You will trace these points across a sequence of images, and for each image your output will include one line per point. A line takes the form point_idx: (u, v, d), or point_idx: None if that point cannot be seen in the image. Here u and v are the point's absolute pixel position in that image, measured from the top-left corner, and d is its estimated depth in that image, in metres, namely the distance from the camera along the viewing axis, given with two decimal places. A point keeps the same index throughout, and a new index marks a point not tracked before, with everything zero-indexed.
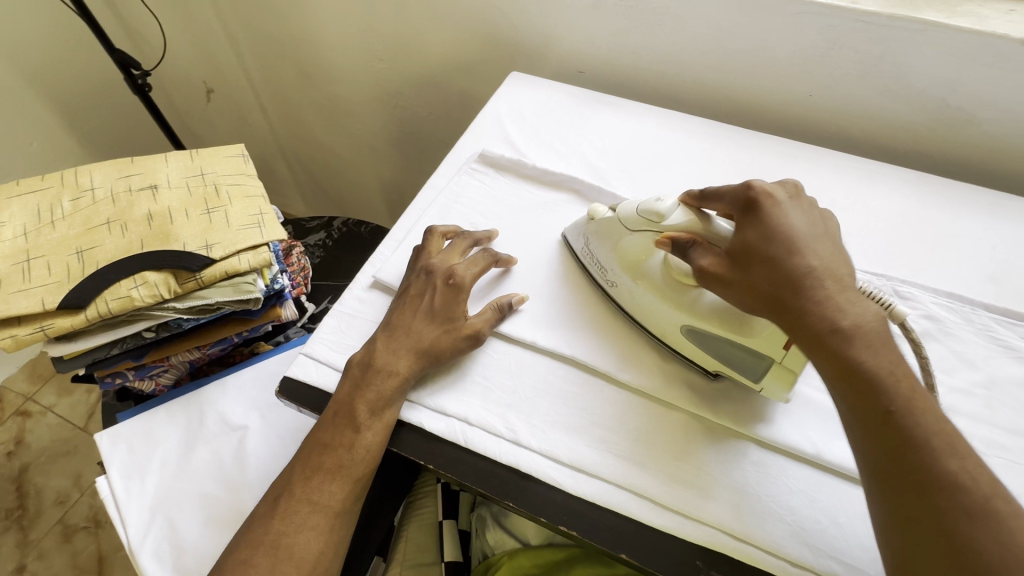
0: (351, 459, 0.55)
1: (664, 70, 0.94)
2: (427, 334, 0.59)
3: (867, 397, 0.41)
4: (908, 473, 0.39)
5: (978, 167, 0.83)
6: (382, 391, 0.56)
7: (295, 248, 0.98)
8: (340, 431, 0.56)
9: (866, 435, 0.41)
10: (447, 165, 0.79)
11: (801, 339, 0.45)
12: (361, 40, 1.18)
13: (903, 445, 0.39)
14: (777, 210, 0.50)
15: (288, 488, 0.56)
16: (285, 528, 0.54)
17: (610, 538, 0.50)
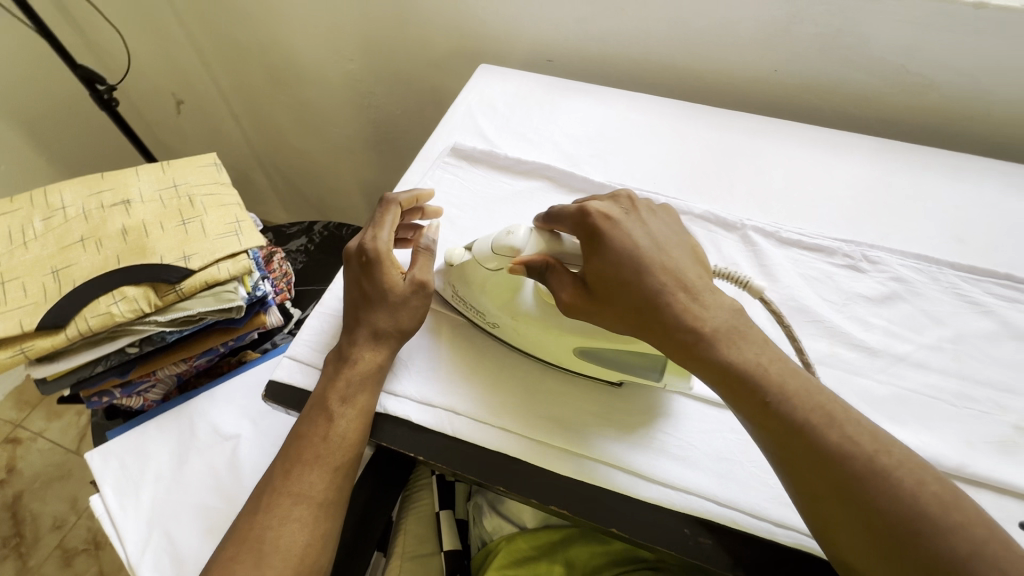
0: (330, 449, 0.51)
1: (632, 56, 0.91)
2: (385, 310, 0.56)
3: (748, 394, 0.42)
4: (807, 455, 0.39)
5: (945, 130, 0.82)
6: (352, 374, 0.53)
7: (276, 254, 0.97)
8: (316, 421, 0.52)
9: (760, 430, 0.42)
10: (419, 161, 0.77)
11: (671, 353, 0.46)
12: (328, 42, 1.16)
13: (799, 447, 0.40)
14: (620, 224, 0.49)
15: (267, 487, 0.51)
16: (268, 522, 0.49)
17: (601, 513, 0.48)
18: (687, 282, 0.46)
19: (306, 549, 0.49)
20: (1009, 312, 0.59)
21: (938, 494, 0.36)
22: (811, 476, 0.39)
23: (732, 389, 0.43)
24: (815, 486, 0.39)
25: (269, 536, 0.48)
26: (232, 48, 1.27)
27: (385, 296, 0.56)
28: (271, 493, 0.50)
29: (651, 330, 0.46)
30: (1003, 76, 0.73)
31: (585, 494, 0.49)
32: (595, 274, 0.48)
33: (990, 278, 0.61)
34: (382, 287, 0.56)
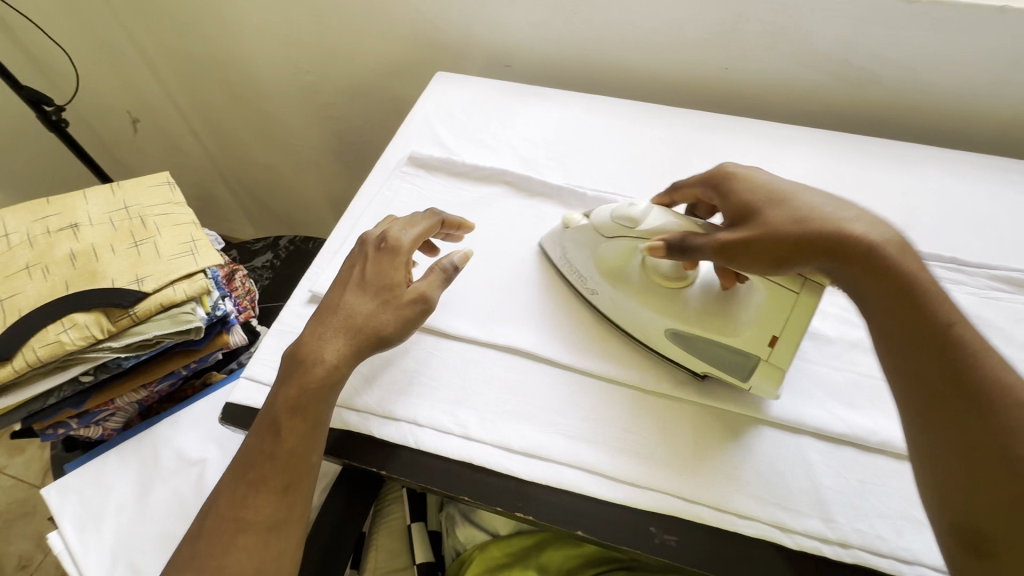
0: (278, 471, 0.49)
1: (587, 58, 0.92)
2: (355, 314, 0.53)
3: (914, 322, 0.41)
4: (960, 391, 0.38)
5: (890, 120, 0.84)
6: (302, 389, 0.50)
7: (237, 272, 0.95)
8: (264, 441, 0.50)
9: (904, 357, 0.41)
10: (377, 171, 0.77)
11: (871, 281, 0.43)
12: (284, 54, 1.14)
13: (959, 384, 0.38)
14: (750, 173, 0.53)
15: (211, 509, 0.49)
16: (213, 551, 0.47)
17: (566, 516, 0.48)
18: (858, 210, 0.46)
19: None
20: (954, 294, 0.61)
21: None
22: (959, 412, 0.37)
23: (908, 317, 0.41)
24: (950, 423, 0.38)
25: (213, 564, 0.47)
26: (187, 63, 1.25)
27: (372, 295, 0.53)
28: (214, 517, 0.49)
29: (815, 252, 0.45)
30: (940, 66, 0.76)
31: (549, 497, 0.50)
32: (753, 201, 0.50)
33: (937, 262, 0.63)
34: (374, 288, 0.54)
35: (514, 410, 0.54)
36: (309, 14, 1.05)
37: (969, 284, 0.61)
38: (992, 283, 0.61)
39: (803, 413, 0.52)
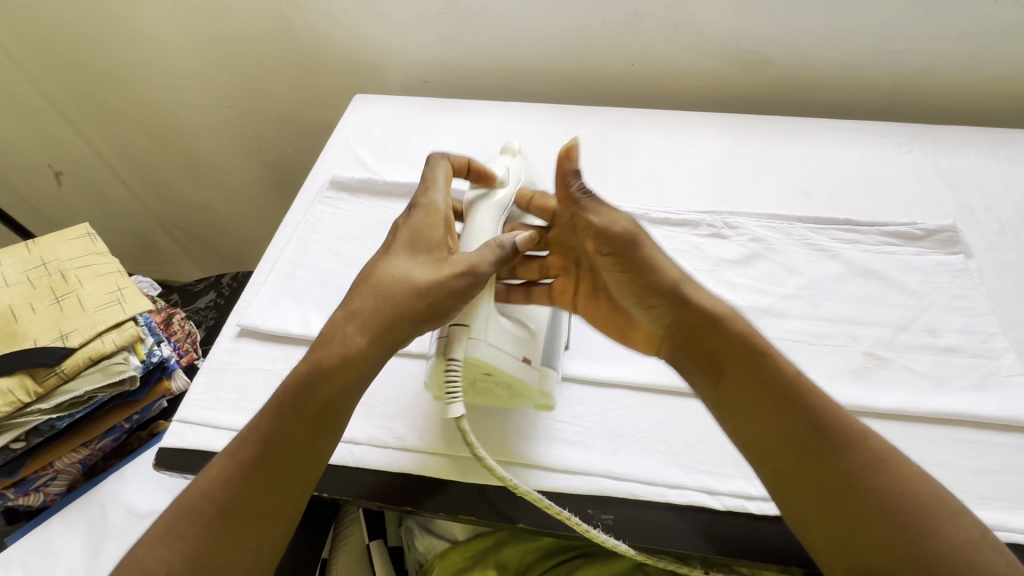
0: (286, 456, 0.44)
1: (500, 67, 0.95)
2: (396, 283, 0.49)
3: (779, 398, 0.45)
4: (819, 445, 0.43)
5: (787, 98, 0.90)
6: (331, 358, 0.46)
7: (175, 315, 0.93)
8: (278, 413, 0.45)
9: (782, 414, 0.45)
10: (301, 199, 0.77)
11: (736, 354, 0.48)
12: (204, 90, 1.14)
13: (790, 442, 0.44)
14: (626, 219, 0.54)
15: (194, 480, 0.43)
16: (185, 534, 0.41)
17: (507, 511, 0.50)
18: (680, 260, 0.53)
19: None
20: (851, 253, 0.65)
21: (942, 496, 0.39)
22: (824, 471, 0.42)
23: (733, 384, 0.47)
24: (818, 485, 0.42)
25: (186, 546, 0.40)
26: (104, 109, 1.22)
27: (424, 263, 0.50)
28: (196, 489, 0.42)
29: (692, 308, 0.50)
30: (823, 43, 0.82)
31: (489, 494, 0.51)
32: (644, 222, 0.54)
33: (833, 224, 0.68)
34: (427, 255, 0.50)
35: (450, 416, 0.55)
36: (225, 47, 1.05)
37: (863, 242, 0.66)
38: (884, 239, 0.66)
39: None
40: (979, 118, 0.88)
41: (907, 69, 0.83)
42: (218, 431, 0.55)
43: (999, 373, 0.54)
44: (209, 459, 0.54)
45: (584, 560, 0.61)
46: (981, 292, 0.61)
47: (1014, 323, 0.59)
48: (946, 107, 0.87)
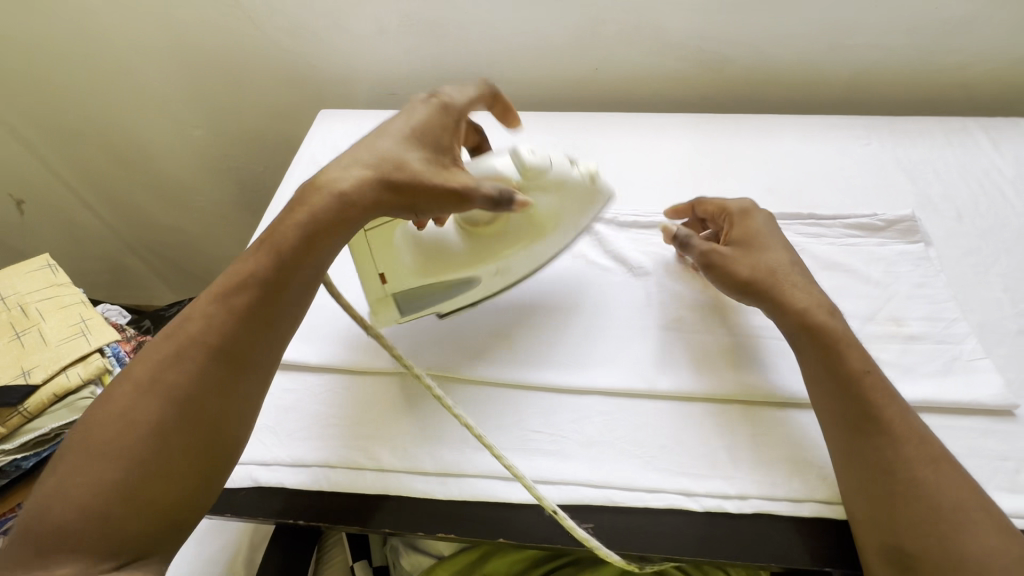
0: (269, 313, 0.46)
1: (466, 77, 0.95)
2: (398, 146, 0.51)
3: (860, 391, 0.47)
4: (890, 443, 0.44)
5: (750, 96, 0.91)
6: (317, 213, 0.48)
7: (146, 343, 0.92)
8: (264, 267, 0.47)
9: (852, 402, 0.47)
10: (268, 219, 0.76)
11: (819, 347, 0.50)
12: (167, 111, 1.12)
13: (863, 410, 0.46)
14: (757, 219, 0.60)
15: (188, 317, 0.45)
16: (166, 367, 0.43)
17: (486, 526, 0.50)
18: (790, 261, 0.56)
19: (194, 434, 0.42)
20: (816, 247, 0.66)
21: (985, 506, 0.41)
22: (891, 468, 0.43)
23: (818, 364, 0.49)
24: (880, 478, 0.44)
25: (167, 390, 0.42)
26: (62, 135, 1.19)
27: (420, 143, 0.52)
28: (181, 339, 0.44)
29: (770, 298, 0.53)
30: (782, 42, 0.83)
31: (468, 510, 0.51)
32: (743, 236, 0.59)
33: (798, 219, 0.69)
34: (424, 136, 0.52)
35: (425, 433, 0.54)
36: (187, 67, 1.04)
37: (828, 236, 0.67)
38: (847, 232, 0.67)
39: (692, 382, 0.56)
40: (934, 108, 0.90)
41: (863, 63, 0.85)
42: None
43: (963, 358, 0.56)
44: None
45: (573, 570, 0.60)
46: (941, 279, 0.62)
47: (973, 308, 0.61)
48: (901, 98, 0.89)
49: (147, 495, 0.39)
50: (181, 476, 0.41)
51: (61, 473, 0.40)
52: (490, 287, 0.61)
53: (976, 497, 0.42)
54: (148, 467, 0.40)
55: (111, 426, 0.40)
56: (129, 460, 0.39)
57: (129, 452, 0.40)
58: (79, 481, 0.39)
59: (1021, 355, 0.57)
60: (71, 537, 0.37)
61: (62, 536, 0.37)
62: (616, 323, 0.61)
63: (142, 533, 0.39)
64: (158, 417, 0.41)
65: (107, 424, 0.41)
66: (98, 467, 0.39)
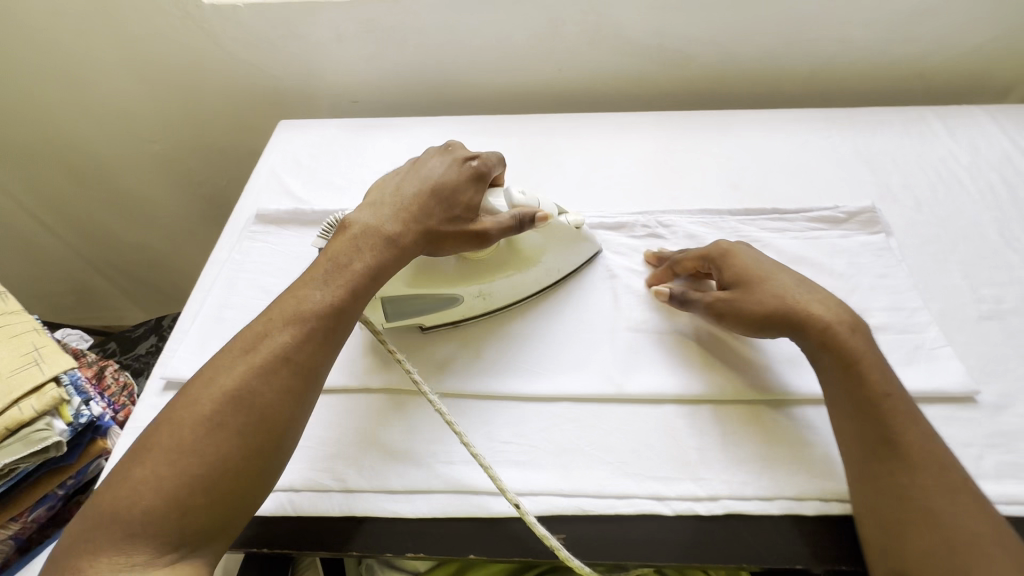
0: (340, 330, 0.48)
1: (429, 82, 0.93)
2: (450, 186, 0.56)
3: (878, 414, 0.46)
4: (910, 469, 0.43)
5: (712, 92, 0.91)
6: (379, 241, 0.51)
7: (108, 368, 0.89)
8: (342, 289, 0.48)
9: (870, 424, 0.46)
10: (227, 236, 0.74)
11: (839, 376, 0.48)
12: (123, 126, 1.08)
13: (885, 433, 0.45)
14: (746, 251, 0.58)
15: (270, 343, 0.44)
16: (257, 386, 0.43)
17: (457, 543, 0.48)
18: (795, 281, 0.54)
19: (272, 445, 0.42)
20: (780, 241, 0.66)
21: (1017, 555, 0.38)
22: (909, 495, 0.42)
23: (840, 387, 0.48)
24: (897, 502, 0.43)
25: (252, 395, 0.42)
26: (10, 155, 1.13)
27: (460, 184, 0.57)
28: (268, 355, 0.44)
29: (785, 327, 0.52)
30: (740, 38, 0.84)
31: (438, 528, 0.50)
32: (736, 276, 0.56)
33: (762, 214, 0.69)
34: (463, 178, 0.57)
35: (393, 450, 0.53)
36: (140, 80, 1.00)
37: (792, 230, 0.67)
38: (810, 225, 0.67)
39: (661, 385, 0.55)
40: (892, 98, 0.92)
41: (822, 57, 0.86)
42: None
43: (925, 347, 0.56)
44: None
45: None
46: (902, 269, 0.63)
47: (934, 296, 0.61)
48: (860, 90, 0.91)
49: (223, 499, 0.40)
50: (254, 485, 0.41)
51: (144, 464, 0.39)
52: (469, 310, 0.61)
53: (999, 534, 0.40)
54: (229, 471, 0.40)
55: (197, 425, 0.41)
56: (215, 462, 0.40)
57: (214, 454, 0.40)
58: (167, 474, 0.39)
59: (981, 340, 0.57)
60: (152, 525, 0.37)
61: (145, 525, 0.37)
62: (583, 326, 0.61)
63: (209, 533, 0.39)
64: (242, 422, 0.41)
65: (194, 421, 0.41)
66: (186, 463, 0.39)
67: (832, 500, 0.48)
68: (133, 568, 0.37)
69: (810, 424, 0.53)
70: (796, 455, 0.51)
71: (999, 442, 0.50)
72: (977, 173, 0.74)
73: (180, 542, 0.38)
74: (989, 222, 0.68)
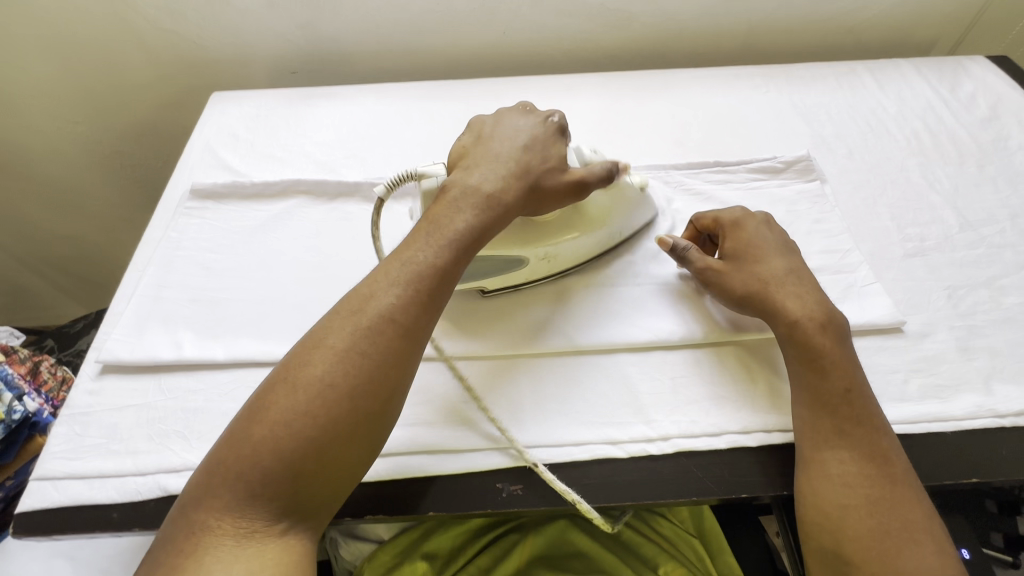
0: (444, 293, 0.46)
1: (369, 48, 0.90)
2: (540, 144, 0.53)
3: (839, 403, 0.47)
4: (863, 457, 0.45)
5: (655, 52, 0.92)
6: (481, 198, 0.49)
7: (44, 362, 0.84)
8: (440, 249, 0.46)
9: (827, 413, 0.47)
10: (161, 214, 0.71)
11: (806, 367, 0.49)
12: (38, 106, 0.99)
13: (839, 425, 0.46)
14: (751, 224, 0.57)
15: (377, 305, 0.43)
16: (366, 347, 0.41)
17: (417, 502, 0.49)
18: (786, 269, 0.53)
19: (379, 412, 0.41)
20: (723, 193, 0.68)
21: (938, 545, 0.42)
22: (856, 480, 0.44)
23: (800, 378, 0.49)
24: (843, 483, 0.44)
25: (362, 357, 0.41)
26: None
27: (549, 143, 0.54)
28: (372, 315, 0.42)
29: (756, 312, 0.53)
30: None
31: (397, 491, 0.49)
32: (735, 248, 0.56)
33: (706, 167, 0.70)
34: (549, 137, 0.54)
35: None
36: (56, 53, 0.93)
37: (734, 181, 0.69)
38: (751, 176, 0.69)
39: (613, 335, 0.56)
40: (825, 54, 0.95)
41: (759, 14, 0.87)
42: (86, 480, 0.50)
43: (857, 285, 0.59)
44: (79, 512, 0.48)
45: (517, 535, 0.60)
46: (835, 214, 0.65)
47: (865, 237, 0.65)
48: (796, 46, 0.93)
49: (331, 464, 0.39)
50: (363, 451, 0.40)
51: (264, 424, 0.38)
52: (533, 272, 0.58)
53: (928, 523, 0.43)
54: (344, 434, 0.39)
55: (313, 386, 0.39)
56: (331, 423, 0.39)
57: (330, 415, 0.39)
58: (287, 434, 0.38)
59: (907, 276, 0.61)
60: (269, 486, 0.37)
61: (264, 485, 0.37)
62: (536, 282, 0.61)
63: (321, 498, 0.39)
64: (354, 384, 0.40)
65: (309, 382, 0.39)
66: (305, 423, 0.38)
67: (775, 432, 0.51)
68: (253, 533, 0.36)
69: (755, 363, 0.55)
70: (744, 392, 0.53)
71: (922, 366, 0.54)
72: (903, 121, 0.77)
73: (291, 506, 0.38)
74: (913, 167, 0.72)
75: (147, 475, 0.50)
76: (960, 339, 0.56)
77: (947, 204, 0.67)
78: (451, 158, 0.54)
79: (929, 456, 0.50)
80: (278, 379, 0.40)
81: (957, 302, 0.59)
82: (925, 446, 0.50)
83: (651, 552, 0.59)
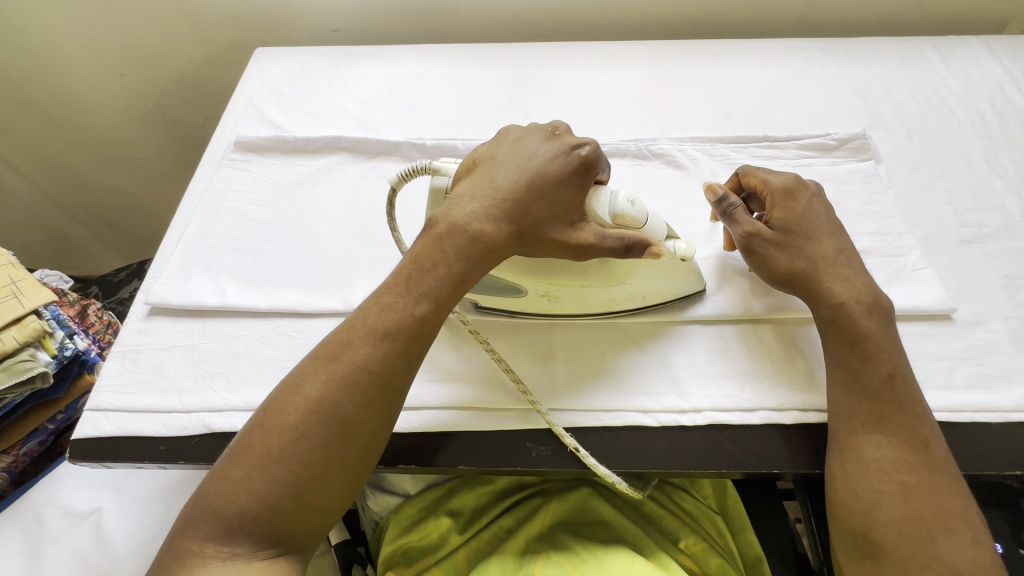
0: (425, 342, 0.44)
1: (413, 10, 0.89)
2: (547, 178, 0.46)
3: (878, 392, 0.46)
4: (902, 443, 0.44)
5: (705, 22, 0.89)
6: (473, 243, 0.44)
7: (92, 306, 0.88)
8: (423, 296, 0.44)
9: (867, 399, 0.46)
10: (205, 166, 0.72)
11: (845, 353, 0.48)
12: (86, 59, 1.01)
13: (879, 410, 0.45)
14: (806, 197, 0.54)
15: (353, 355, 0.42)
16: (339, 399, 0.40)
17: (449, 455, 0.50)
18: (836, 249, 0.52)
19: (351, 457, 0.41)
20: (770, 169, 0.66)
21: (971, 527, 0.41)
22: (895, 468, 0.43)
23: (838, 358, 0.48)
24: (881, 471, 0.43)
25: (333, 408, 0.40)
26: None
27: (568, 177, 0.46)
28: (346, 367, 0.41)
29: (801, 291, 0.51)
30: None
31: (429, 446, 0.51)
32: (788, 217, 0.53)
33: (754, 142, 0.68)
34: (563, 170, 0.46)
35: None
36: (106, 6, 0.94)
37: (782, 157, 0.67)
38: (801, 152, 0.67)
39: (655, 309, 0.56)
40: (888, 29, 0.90)
41: None
42: (135, 413, 0.52)
43: (907, 269, 0.57)
44: (130, 443, 0.51)
45: (540, 499, 0.61)
46: (888, 195, 0.63)
47: (919, 221, 0.62)
48: (857, 20, 0.88)
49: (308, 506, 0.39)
50: (336, 502, 0.40)
51: (239, 466, 0.39)
52: (533, 305, 0.55)
53: (964, 512, 0.42)
54: (314, 483, 0.39)
55: (286, 434, 0.39)
56: (301, 473, 0.39)
57: (301, 465, 0.39)
58: (260, 478, 0.39)
59: (962, 264, 0.59)
60: (248, 523, 0.38)
61: (242, 523, 0.38)
62: None
63: (299, 534, 0.39)
64: (326, 435, 0.40)
65: (281, 430, 0.40)
66: (275, 471, 0.39)
67: (811, 411, 0.50)
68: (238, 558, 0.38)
69: (795, 342, 0.54)
70: (781, 370, 0.52)
71: (971, 355, 0.52)
72: (969, 102, 0.73)
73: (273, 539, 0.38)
74: (976, 151, 0.68)
75: (192, 412, 0.52)
76: (1014, 331, 0.54)
77: (1011, 191, 0.64)
78: (456, 177, 0.48)
79: (971, 447, 0.48)
80: (257, 421, 0.41)
81: (1013, 292, 0.56)
82: (967, 436, 0.49)
83: (672, 524, 0.60)
